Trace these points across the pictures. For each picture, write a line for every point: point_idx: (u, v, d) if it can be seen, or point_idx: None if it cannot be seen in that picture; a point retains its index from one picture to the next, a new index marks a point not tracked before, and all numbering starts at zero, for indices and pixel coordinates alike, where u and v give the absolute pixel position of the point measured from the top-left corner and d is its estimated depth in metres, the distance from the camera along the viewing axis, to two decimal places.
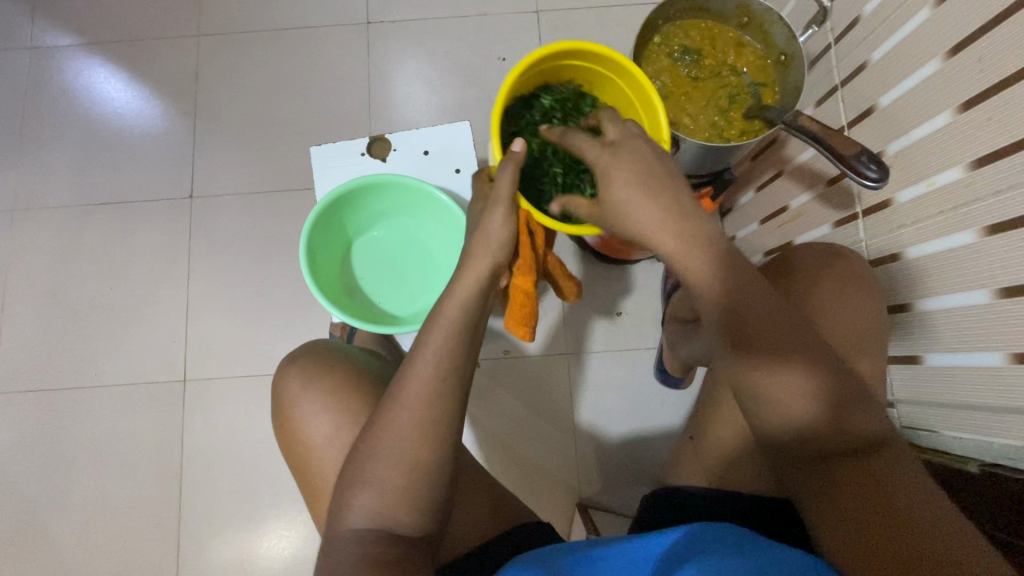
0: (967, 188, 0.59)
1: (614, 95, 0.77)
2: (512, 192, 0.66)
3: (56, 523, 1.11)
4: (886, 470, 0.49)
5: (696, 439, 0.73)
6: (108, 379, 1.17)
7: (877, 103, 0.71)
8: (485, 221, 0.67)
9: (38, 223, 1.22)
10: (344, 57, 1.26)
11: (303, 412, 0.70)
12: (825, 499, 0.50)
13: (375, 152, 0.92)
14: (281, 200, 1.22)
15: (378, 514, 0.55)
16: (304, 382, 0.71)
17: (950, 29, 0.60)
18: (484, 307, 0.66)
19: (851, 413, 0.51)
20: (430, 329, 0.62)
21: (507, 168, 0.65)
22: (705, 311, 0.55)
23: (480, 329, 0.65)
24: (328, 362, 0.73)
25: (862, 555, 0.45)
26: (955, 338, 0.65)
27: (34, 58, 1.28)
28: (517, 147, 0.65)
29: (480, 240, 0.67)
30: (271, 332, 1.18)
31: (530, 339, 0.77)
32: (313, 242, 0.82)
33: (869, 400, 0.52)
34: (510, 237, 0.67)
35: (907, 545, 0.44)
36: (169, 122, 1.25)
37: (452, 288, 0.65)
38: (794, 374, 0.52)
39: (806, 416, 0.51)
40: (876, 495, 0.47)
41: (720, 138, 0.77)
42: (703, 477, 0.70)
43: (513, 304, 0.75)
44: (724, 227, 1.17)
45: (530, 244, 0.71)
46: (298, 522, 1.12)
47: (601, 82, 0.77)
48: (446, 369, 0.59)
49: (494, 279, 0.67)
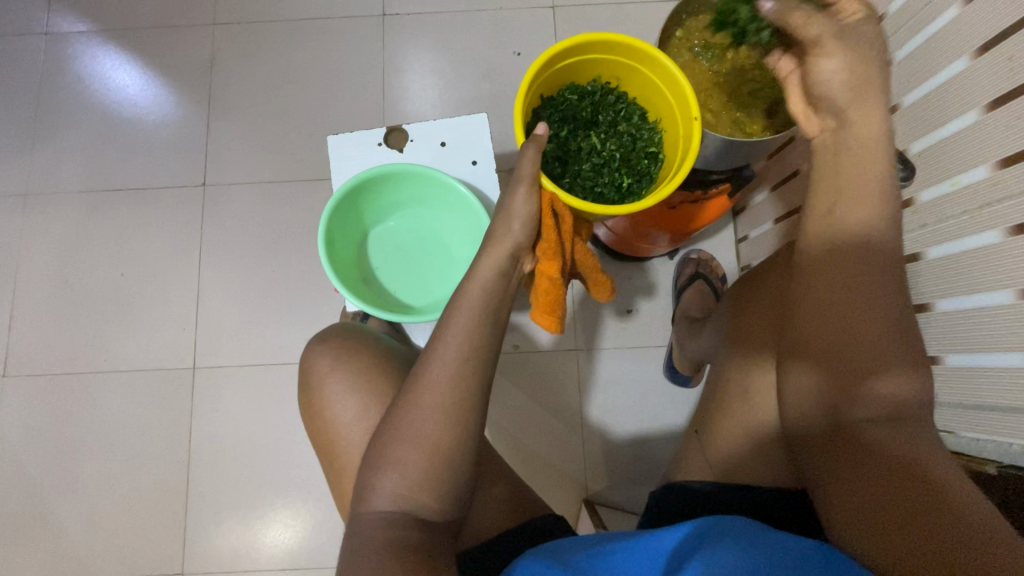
0: (993, 188, 0.59)
1: (642, 88, 0.76)
2: (535, 174, 0.67)
3: (63, 507, 1.12)
4: (910, 465, 0.45)
5: (701, 433, 0.73)
6: (117, 366, 1.17)
7: (901, 103, 0.72)
8: (510, 199, 0.67)
9: (51, 208, 1.22)
10: (360, 49, 1.26)
11: (331, 393, 0.70)
12: (837, 495, 0.49)
13: (392, 142, 0.92)
14: (294, 190, 1.22)
15: (400, 497, 0.55)
16: (335, 360, 0.71)
17: (978, 27, 0.60)
18: (507, 288, 0.65)
19: (872, 407, 0.49)
20: (453, 312, 0.61)
21: (529, 148, 0.67)
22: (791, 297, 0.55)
23: (503, 312, 0.64)
24: (357, 342, 0.74)
25: (874, 549, 0.45)
26: (976, 339, 0.65)
27: (49, 44, 1.28)
28: (539, 130, 0.67)
29: (501, 218, 0.67)
30: (282, 321, 1.18)
31: (558, 330, 0.72)
32: (332, 230, 0.83)
33: (901, 393, 0.48)
34: (533, 215, 0.67)
35: (915, 541, 0.42)
36: (182, 110, 1.25)
37: (474, 269, 0.65)
38: (812, 373, 0.52)
39: (823, 413, 0.51)
40: (891, 489, 0.45)
41: (742, 134, 0.77)
42: (713, 472, 0.69)
43: (539, 292, 0.71)
44: (737, 226, 1.17)
45: (554, 227, 0.68)
46: (304, 511, 1.12)
47: (628, 75, 0.76)
48: (468, 354, 0.59)
49: (516, 261, 0.66)
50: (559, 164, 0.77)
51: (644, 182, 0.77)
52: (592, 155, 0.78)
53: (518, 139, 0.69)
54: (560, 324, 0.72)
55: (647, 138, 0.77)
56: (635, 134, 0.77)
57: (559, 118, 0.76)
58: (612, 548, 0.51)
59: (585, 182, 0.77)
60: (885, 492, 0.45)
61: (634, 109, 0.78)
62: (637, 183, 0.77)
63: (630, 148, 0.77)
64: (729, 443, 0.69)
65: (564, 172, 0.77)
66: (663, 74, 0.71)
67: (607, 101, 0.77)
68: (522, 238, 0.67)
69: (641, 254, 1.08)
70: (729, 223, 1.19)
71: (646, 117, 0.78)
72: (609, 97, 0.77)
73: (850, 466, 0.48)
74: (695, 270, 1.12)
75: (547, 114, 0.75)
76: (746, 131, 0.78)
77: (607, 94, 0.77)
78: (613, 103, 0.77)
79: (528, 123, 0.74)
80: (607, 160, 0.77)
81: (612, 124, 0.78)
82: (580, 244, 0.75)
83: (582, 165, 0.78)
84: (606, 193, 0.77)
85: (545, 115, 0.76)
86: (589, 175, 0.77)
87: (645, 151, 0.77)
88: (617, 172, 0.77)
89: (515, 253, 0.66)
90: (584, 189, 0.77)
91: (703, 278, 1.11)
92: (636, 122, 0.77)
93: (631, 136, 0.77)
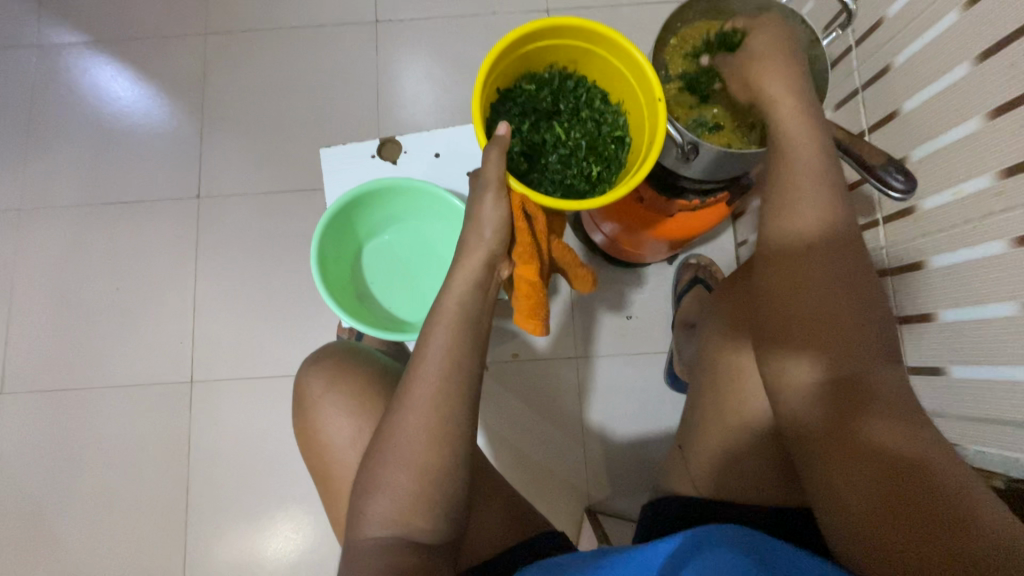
0: (998, 197, 0.58)
1: (601, 71, 0.70)
2: (501, 178, 0.61)
3: (63, 523, 1.11)
4: (909, 447, 0.44)
5: (684, 449, 0.71)
6: (114, 380, 1.16)
7: (900, 108, 0.70)
8: (478, 207, 0.63)
9: (46, 222, 1.22)
10: (354, 56, 1.25)
11: (325, 415, 0.69)
12: (832, 490, 0.46)
13: (386, 154, 0.91)
14: (290, 201, 1.21)
15: (394, 522, 0.55)
16: (329, 383, 0.70)
17: (980, 32, 0.58)
18: (486, 301, 0.63)
19: (860, 390, 0.48)
20: (431, 329, 0.60)
21: (491, 152, 0.60)
22: (762, 285, 0.54)
23: (484, 325, 0.63)
24: (351, 362, 0.73)
25: (875, 547, 0.42)
26: (980, 351, 0.64)
27: (41, 57, 1.27)
28: (501, 131, 0.61)
29: (472, 227, 0.63)
30: (279, 332, 1.17)
31: (543, 332, 0.71)
32: (324, 246, 0.82)
33: (887, 370, 0.48)
34: (503, 221, 0.63)
35: (914, 534, 0.40)
36: (175, 121, 1.24)
37: (449, 284, 0.63)
38: (795, 363, 0.51)
39: (814, 400, 0.50)
40: (888, 479, 0.43)
41: (743, 141, 0.74)
42: (696, 486, 0.68)
43: (520, 297, 0.69)
44: (734, 231, 1.17)
45: (526, 229, 0.65)
46: (305, 523, 1.12)
47: (585, 58, 0.69)
48: (450, 372, 0.58)
49: (492, 271, 0.64)
50: (524, 161, 0.72)
51: (613, 168, 0.71)
52: (558, 146, 0.72)
53: (479, 141, 0.61)
54: (545, 326, 0.71)
55: (612, 122, 0.71)
56: (599, 119, 0.72)
57: (519, 112, 0.70)
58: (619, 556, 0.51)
59: (553, 175, 0.72)
60: (885, 482, 0.43)
61: (594, 92, 0.72)
62: (606, 171, 0.72)
63: (596, 134, 0.72)
64: (712, 454, 0.66)
65: (530, 168, 0.72)
66: (622, 55, 0.65)
67: (566, 87, 0.71)
68: (496, 248, 0.64)
69: (638, 260, 1.08)
70: (727, 227, 1.18)
71: (607, 99, 0.72)
72: (568, 83, 0.71)
73: (845, 462, 0.46)
74: (694, 276, 1.11)
75: (505, 109, 0.69)
76: (748, 139, 0.74)
77: (565, 80, 0.71)
78: (573, 89, 0.71)
79: (487, 122, 0.68)
80: (574, 149, 0.72)
81: (574, 112, 0.72)
82: (555, 241, 0.72)
83: (548, 158, 0.73)
84: (576, 185, 0.72)
85: (503, 110, 0.69)
86: (557, 169, 0.72)
87: (610, 136, 0.71)
88: (585, 162, 0.72)
89: (491, 262, 0.64)
90: (552, 184, 0.72)
91: (703, 283, 1.09)
92: (598, 107, 0.72)
93: (594, 122, 0.72)
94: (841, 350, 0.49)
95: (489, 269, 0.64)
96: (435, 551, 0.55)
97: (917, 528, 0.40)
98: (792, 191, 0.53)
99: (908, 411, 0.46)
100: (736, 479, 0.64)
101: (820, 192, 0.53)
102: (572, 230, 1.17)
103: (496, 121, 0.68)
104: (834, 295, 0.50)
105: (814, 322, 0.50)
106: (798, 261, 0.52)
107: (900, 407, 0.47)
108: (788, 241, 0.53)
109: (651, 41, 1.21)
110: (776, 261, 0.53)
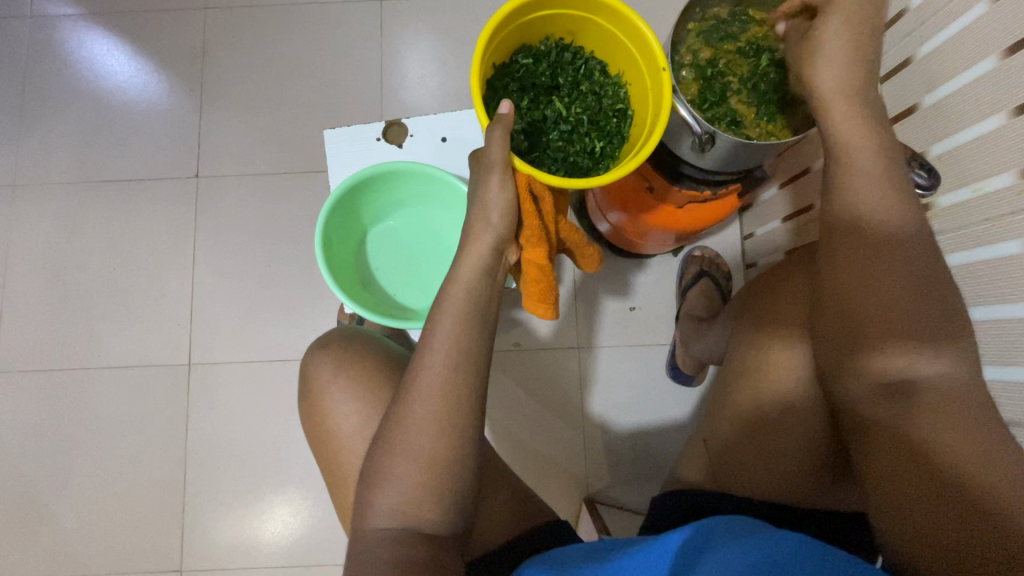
0: (1018, 196, 0.58)
1: (599, 40, 0.68)
2: (506, 157, 0.59)
3: (59, 506, 1.11)
4: (938, 424, 0.46)
5: (710, 442, 0.68)
6: (111, 361, 1.15)
7: (921, 102, 0.69)
8: (483, 190, 0.61)
9: (41, 201, 1.19)
10: (358, 34, 1.22)
11: (329, 404, 0.68)
12: (868, 467, 0.50)
13: (391, 137, 0.89)
14: (290, 183, 1.19)
15: (400, 512, 0.54)
16: (337, 369, 0.69)
17: (1007, 26, 0.57)
18: (494, 287, 0.62)
19: (897, 370, 0.49)
20: (437, 317, 0.59)
21: (495, 131, 0.59)
22: (824, 272, 0.54)
23: (492, 312, 0.61)
24: (359, 349, 0.71)
25: (898, 523, 0.46)
26: (1005, 349, 0.63)
27: (35, 29, 1.24)
28: (504, 109, 0.59)
29: (478, 211, 0.62)
30: (278, 317, 1.16)
31: (553, 316, 0.69)
32: (329, 232, 0.80)
33: (937, 345, 0.48)
34: (511, 205, 0.61)
35: (931, 510, 0.44)
36: (173, 98, 1.21)
37: (455, 270, 0.61)
38: (836, 350, 0.53)
39: (857, 385, 0.51)
40: (911, 457, 0.47)
41: (761, 137, 0.72)
42: (713, 477, 0.67)
43: (529, 281, 0.67)
44: (741, 224, 1.16)
45: (535, 212, 0.63)
46: (302, 506, 1.12)
47: (582, 28, 0.66)
48: (457, 360, 0.57)
49: (499, 256, 0.62)
50: (525, 138, 0.70)
51: (616, 143, 0.70)
52: (559, 122, 0.71)
53: (480, 122, 0.59)
54: (556, 309, 0.69)
55: (612, 95, 0.70)
56: (600, 92, 0.71)
57: (517, 88, 0.68)
58: (625, 554, 0.49)
59: (555, 153, 0.71)
60: (912, 463, 0.47)
61: (592, 64, 0.70)
62: (608, 146, 0.70)
63: (596, 108, 0.71)
64: (733, 446, 0.65)
65: (532, 146, 0.70)
66: (622, 25, 0.63)
67: (564, 60, 0.69)
68: (503, 231, 0.62)
69: (639, 250, 1.07)
70: (735, 220, 1.17)
71: (607, 71, 0.70)
72: (566, 55, 0.69)
73: (881, 443, 0.49)
74: (700, 270, 1.10)
75: (502, 86, 0.67)
76: (766, 132, 0.72)
77: (563, 52, 0.69)
78: (571, 61, 0.69)
79: (487, 100, 0.67)
80: (575, 125, 0.71)
81: (574, 86, 0.71)
82: (563, 222, 0.70)
83: (549, 135, 0.71)
84: (580, 162, 0.70)
85: (501, 86, 0.67)
86: (560, 146, 0.70)
87: (612, 110, 0.70)
88: (587, 137, 0.71)
89: (498, 247, 0.62)
90: (556, 162, 0.70)
91: (709, 276, 1.10)
92: (598, 79, 0.70)
93: (595, 96, 0.71)
94: (889, 336, 0.49)
95: (496, 254, 0.62)
96: (443, 542, 0.54)
97: (947, 512, 0.43)
98: (846, 172, 0.52)
99: (942, 387, 0.47)
100: (761, 469, 0.62)
101: (881, 180, 0.51)
102: (577, 218, 1.15)
103: (494, 98, 0.67)
104: (892, 285, 0.49)
105: (873, 308, 0.50)
106: (866, 240, 0.51)
107: (943, 383, 0.47)
108: (846, 220, 0.52)
109: (662, 27, 1.18)
110: (836, 242, 0.53)
